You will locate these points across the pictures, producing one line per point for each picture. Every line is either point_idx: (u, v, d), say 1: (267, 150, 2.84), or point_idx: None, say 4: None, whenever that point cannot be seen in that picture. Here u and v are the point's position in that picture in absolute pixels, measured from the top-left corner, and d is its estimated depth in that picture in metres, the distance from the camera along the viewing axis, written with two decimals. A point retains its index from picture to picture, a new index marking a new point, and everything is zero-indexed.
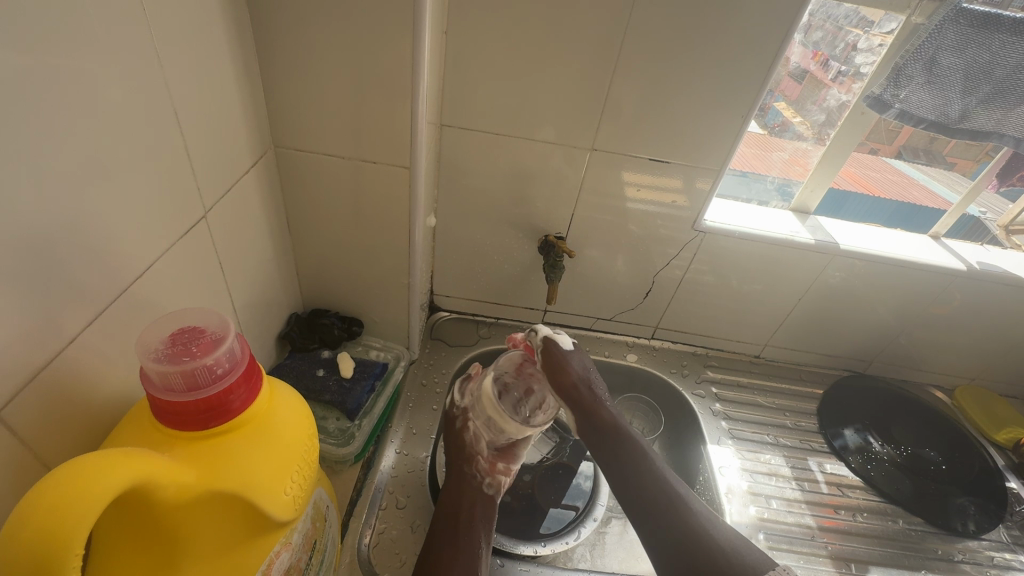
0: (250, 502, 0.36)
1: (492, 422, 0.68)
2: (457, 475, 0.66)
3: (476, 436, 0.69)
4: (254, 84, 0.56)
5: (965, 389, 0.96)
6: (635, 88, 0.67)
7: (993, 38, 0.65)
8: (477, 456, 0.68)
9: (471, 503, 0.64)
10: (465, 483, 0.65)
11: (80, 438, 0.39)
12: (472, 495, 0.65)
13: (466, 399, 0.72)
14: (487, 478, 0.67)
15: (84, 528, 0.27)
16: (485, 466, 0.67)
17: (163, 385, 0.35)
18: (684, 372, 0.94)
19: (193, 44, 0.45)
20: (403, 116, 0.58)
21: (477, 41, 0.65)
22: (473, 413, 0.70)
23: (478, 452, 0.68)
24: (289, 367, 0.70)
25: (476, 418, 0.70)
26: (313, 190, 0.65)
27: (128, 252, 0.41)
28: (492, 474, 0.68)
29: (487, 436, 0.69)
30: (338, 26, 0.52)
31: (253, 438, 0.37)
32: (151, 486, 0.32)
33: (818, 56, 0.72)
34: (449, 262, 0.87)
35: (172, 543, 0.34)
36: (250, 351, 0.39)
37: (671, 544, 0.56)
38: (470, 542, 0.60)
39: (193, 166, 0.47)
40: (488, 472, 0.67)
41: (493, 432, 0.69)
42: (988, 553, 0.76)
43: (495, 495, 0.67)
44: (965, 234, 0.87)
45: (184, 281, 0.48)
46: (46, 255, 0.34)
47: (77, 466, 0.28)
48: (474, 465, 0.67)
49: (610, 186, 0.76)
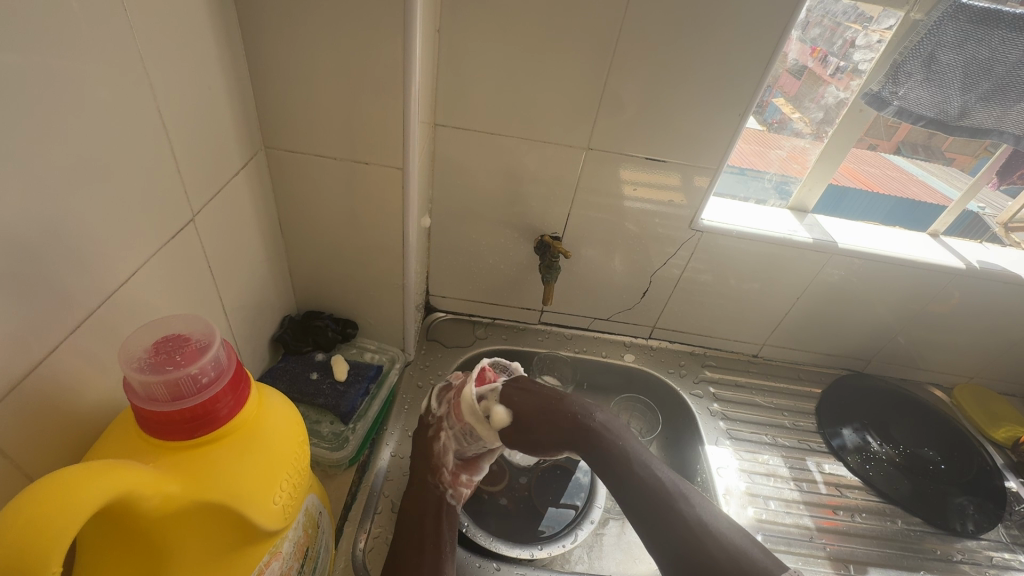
0: (236, 512, 0.36)
1: (467, 433, 0.65)
2: (419, 484, 0.64)
3: (445, 448, 0.65)
4: (243, 85, 0.55)
5: (964, 387, 0.96)
6: (632, 87, 0.66)
7: (993, 34, 0.64)
8: (441, 468, 0.64)
9: (434, 512, 0.62)
10: (428, 494, 0.63)
11: (65, 446, 0.38)
12: (434, 506, 0.62)
13: (443, 408, 0.67)
14: (451, 491, 0.64)
15: (64, 544, 0.26)
16: (448, 478, 0.64)
17: (147, 395, 0.34)
18: (682, 372, 0.93)
19: (179, 44, 0.44)
20: (395, 115, 0.57)
21: (471, 38, 0.64)
22: (448, 422, 0.66)
23: (443, 464, 0.65)
24: (282, 369, 0.70)
25: (449, 428, 0.65)
26: (305, 190, 0.64)
27: (113, 257, 0.40)
28: (455, 485, 0.65)
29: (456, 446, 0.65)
30: (329, 23, 0.51)
31: (240, 447, 0.37)
32: (134, 498, 0.31)
33: (816, 52, 0.71)
34: (446, 262, 0.87)
35: (156, 556, 0.34)
36: (237, 358, 0.38)
37: (674, 551, 0.51)
38: (438, 552, 0.58)
39: (180, 167, 0.47)
40: (450, 483, 0.65)
41: (463, 445, 0.65)
42: (987, 553, 0.76)
43: (456, 506, 0.64)
44: (964, 230, 0.87)
45: (173, 286, 0.48)
46: (29, 260, 0.33)
47: (54, 483, 0.27)
48: (437, 476, 0.64)
49: (608, 185, 0.75)
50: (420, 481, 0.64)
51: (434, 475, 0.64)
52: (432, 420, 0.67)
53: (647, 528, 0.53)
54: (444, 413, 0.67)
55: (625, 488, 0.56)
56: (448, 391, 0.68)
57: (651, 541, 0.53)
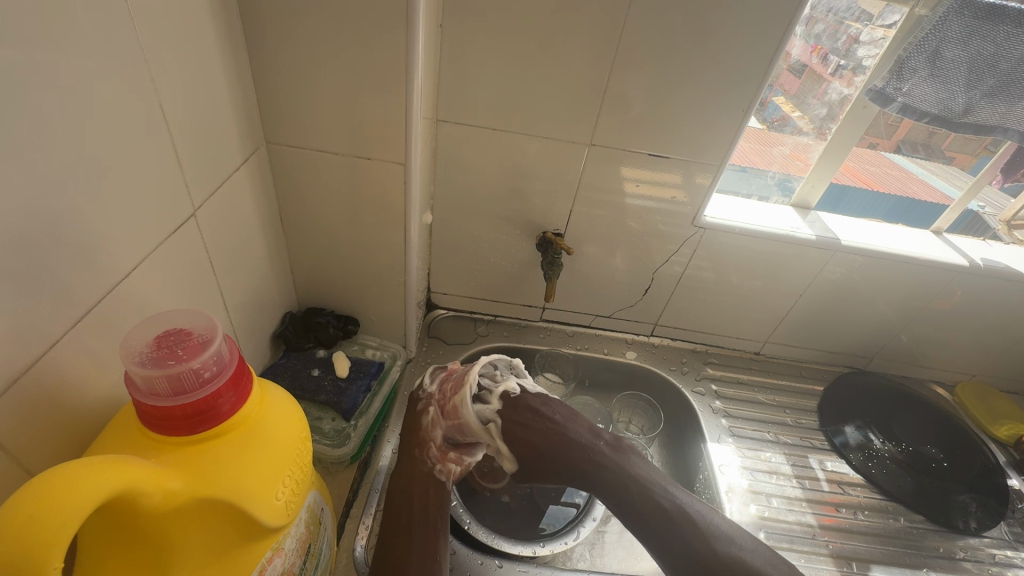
0: (238, 508, 0.35)
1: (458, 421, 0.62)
2: (408, 460, 0.62)
3: (431, 424, 0.63)
4: (244, 80, 0.55)
5: (965, 385, 0.96)
6: (635, 84, 0.66)
7: (999, 30, 0.63)
8: (429, 441, 0.63)
9: (423, 490, 0.60)
10: (417, 470, 0.61)
11: (64, 442, 0.38)
12: (422, 486, 0.61)
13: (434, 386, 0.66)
14: (438, 467, 0.62)
15: (65, 541, 0.26)
16: (436, 453, 0.62)
17: (148, 390, 0.34)
18: (683, 369, 0.93)
19: (179, 38, 0.44)
20: (397, 111, 0.56)
21: (473, 33, 0.63)
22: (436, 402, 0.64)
23: (431, 439, 0.63)
24: (283, 366, 0.69)
25: (437, 403, 0.64)
26: (306, 186, 0.64)
27: (114, 252, 0.40)
28: (442, 461, 0.62)
29: (445, 425, 0.63)
30: (332, 18, 0.51)
31: (242, 444, 0.36)
32: (135, 493, 0.31)
33: (818, 50, 0.70)
34: (447, 260, 0.86)
35: (156, 552, 0.33)
36: (239, 353, 0.38)
37: (683, 561, 0.54)
38: (428, 536, 0.57)
39: (181, 162, 0.46)
40: (437, 459, 0.62)
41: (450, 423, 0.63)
42: (990, 551, 0.76)
43: (447, 483, 0.62)
44: (964, 228, 0.87)
45: (174, 281, 0.47)
46: (29, 254, 0.33)
47: (52, 480, 0.27)
48: (425, 451, 0.62)
49: (610, 182, 0.75)
50: (409, 457, 0.63)
51: (421, 450, 0.63)
52: (422, 396, 0.66)
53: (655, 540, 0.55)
54: (434, 392, 0.65)
55: (633, 513, 0.56)
56: (440, 373, 0.68)
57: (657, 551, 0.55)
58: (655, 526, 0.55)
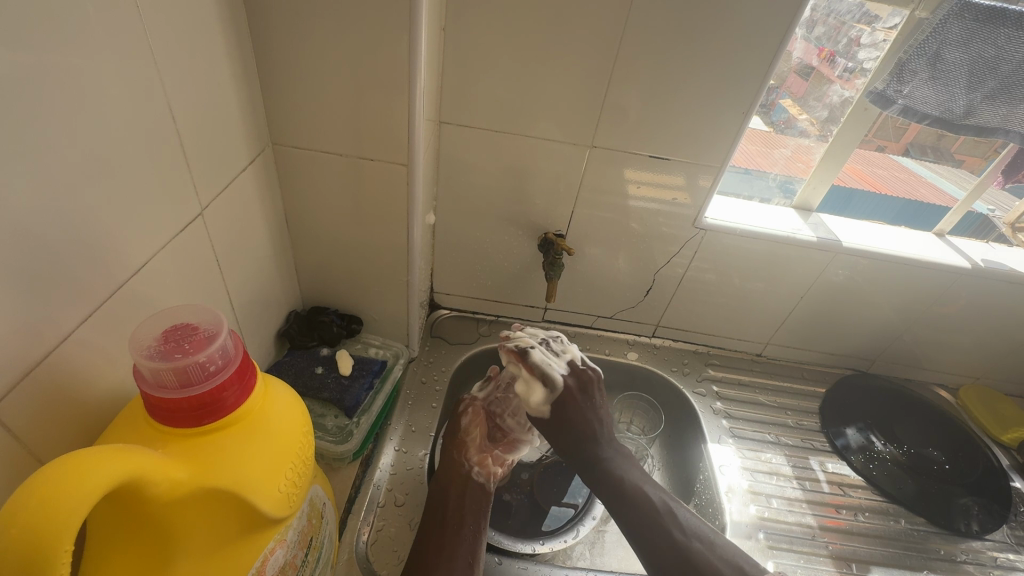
0: (242, 498, 0.36)
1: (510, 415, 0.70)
2: (446, 460, 0.67)
3: (471, 427, 0.70)
4: (251, 82, 0.56)
5: (969, 388, 0.96)
6: (634, 86, 0.67)
7: (999, 33, 0.64)
8: (467, 442, 0.69)
9: (457, 492, 0.64)
10: (453, 469, 0.66)
11: (73, 433, 0.39)
12: (459, 487, 0.65)
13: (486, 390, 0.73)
14: (478, 468, 0.67)
15: (76, 522, 0.27)
16: (474, 456, 0.68)
17: (156, 382, 0.35)
18: (684, 370, 0.93)
19: (189, 42, 0.45)
20: (401, 113, 0.57)
21: (476, 36, 0.64)
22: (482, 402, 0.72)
23: (469, 440, 0.69)
24: (288, 363, 0.71)
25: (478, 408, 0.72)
26: (311, 186, 0.65)
27: (124, 248, 0.41)
28: (482, 464, 0.68)
29: (484, 426, 0.71)
30: (336, 21, 0.52)
31: (246, 435, 0.37)
32: (143, 481, 0.32)
33: (823, 52, 0.71)
34: (450, 260, 0.87)
35: (164, 539, 0.34)
36: (244, 348, 0.39)
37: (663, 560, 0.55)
38: (459, 539, 0.60)
39: (189, 162, 0.48)
40: (477, 462, 0.68)
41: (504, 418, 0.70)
42: (991, 553, 0.76)
43: (486, 484, 0.67)
44: (973, 231, 0.87)
45: (182, 279, 0.49)
46: (43, 249, 0.34)
47: (68, 463, 0.28)
48: (463, 453, 0.68)
49: (610, 183, 0.76)
50: (448, 458, 0.68)
51: (460, 451, 0.68)
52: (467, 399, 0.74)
53: (635, 535, 0.58)
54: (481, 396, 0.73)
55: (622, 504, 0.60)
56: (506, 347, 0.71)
57: (640, 548, 0.57)
58: (644, 526, 0.58)
